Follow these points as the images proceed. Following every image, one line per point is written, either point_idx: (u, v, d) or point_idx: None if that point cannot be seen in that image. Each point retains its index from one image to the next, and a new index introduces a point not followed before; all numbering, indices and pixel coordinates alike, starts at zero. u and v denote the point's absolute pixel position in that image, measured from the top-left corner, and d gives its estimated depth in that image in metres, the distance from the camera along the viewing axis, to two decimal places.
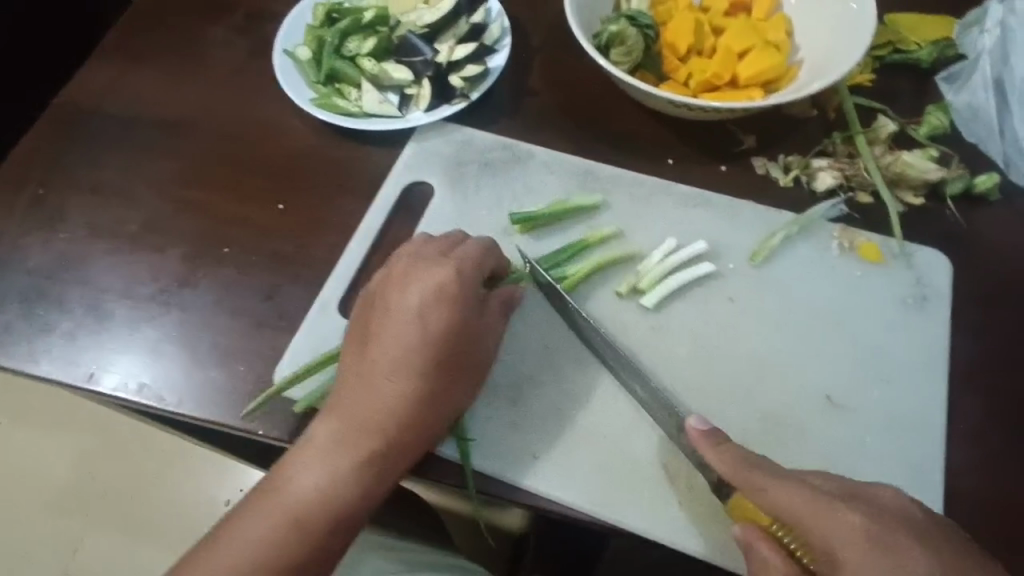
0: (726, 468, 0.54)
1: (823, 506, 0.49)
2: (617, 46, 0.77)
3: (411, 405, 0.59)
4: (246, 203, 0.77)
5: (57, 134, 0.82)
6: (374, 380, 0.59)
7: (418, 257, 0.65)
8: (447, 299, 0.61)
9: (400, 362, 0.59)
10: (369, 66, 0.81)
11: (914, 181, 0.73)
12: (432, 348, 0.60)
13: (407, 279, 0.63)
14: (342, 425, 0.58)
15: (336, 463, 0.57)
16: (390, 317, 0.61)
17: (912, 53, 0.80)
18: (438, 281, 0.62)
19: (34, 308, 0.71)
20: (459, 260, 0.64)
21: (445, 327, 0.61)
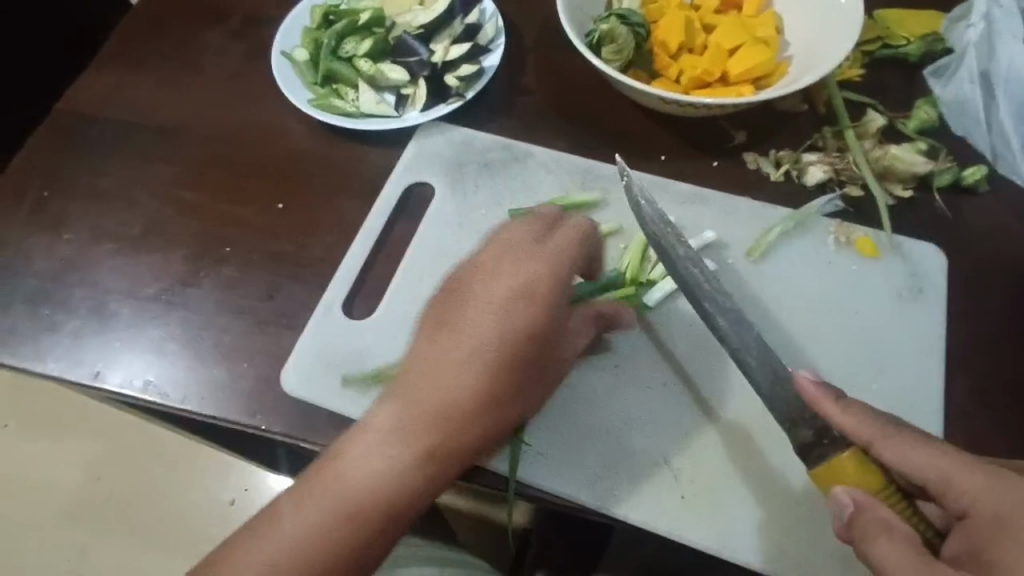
0: (854, 425, 0.48)
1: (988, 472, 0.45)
2: (608, 44, 0.78)
3: (488, 406, 0.56)
4: (246, 203, 0.79)
5: (61, 138, 0.83)
6: (454, 372, 0.56)
7: (509, 250, 0.62)
8: (540, 298, 0.59)
9: (487, 358, 0.57)
10: (365, 67, 0.82)
11: (902, 174, 0.74)
12: (519, 348, 0.57)
13: (496, 273, 0.60)
14: (414, 414, 0.55)
15: (402, 454, 0.54)
16: (477, 307, 0.59)
17: (900, 48, 0.81)
18: (533, 278, 0.59)
19: (40, 309, 0.72)
20: (554, 259, 0.61)
21: (535, 325, 0.58)
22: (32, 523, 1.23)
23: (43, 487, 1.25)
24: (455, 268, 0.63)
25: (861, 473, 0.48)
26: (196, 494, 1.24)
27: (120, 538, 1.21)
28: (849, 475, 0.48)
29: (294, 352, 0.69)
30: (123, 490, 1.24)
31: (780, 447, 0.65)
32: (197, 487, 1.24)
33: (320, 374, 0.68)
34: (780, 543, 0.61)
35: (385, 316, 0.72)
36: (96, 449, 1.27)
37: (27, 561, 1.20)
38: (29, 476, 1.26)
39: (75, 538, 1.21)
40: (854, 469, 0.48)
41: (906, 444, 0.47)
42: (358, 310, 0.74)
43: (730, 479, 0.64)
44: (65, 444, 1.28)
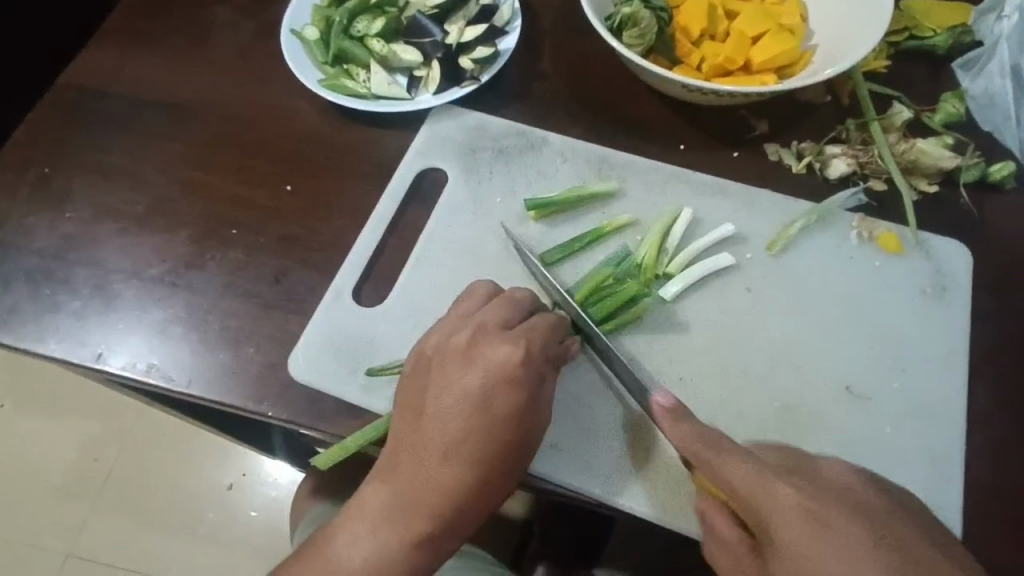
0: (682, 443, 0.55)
1: (765, 479, 0.50)
2: (630, 27, 0.75)
3: (463, 493, 0.56)
4: (254, 184, 0.77)
5: (63, 113, 0.81)
6: (428, 460, 0.57)
7: (480, 331, 0.60)
8: (514, 382, 0.57)
9: (456, 445, 0.56)
10: (377, 46, 0.79)
11: (927, 168, 0.72)
12: (494, 434, 0.56)
13: (468, 357, 0.59)
14: (393, 500, 0.57)
15: (381, 537, 0.56)
16: (448, 397, 0.58)
17: (928, 39, 0.79)
18: (504, 361, 0.58)
19: (41, 288, 0.71)
20: (527, 339, 0.59)
21: (509, 414, 0.57)
22: (29, 503, 1.22)
23: (38, 468, 1.24)
24: (425, 340, 0.62)
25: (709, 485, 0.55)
26: (193, 478, 1.24)
27: (117, 521, 1.21)
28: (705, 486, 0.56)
29: (303, 338, 0.67)
30: (119, 472, 1.24)
31: None
32: (194, 471, 1.25)
33: (329, 363, 0.67)
34: None
35: (396, 302, 0.71)
36: (92, 430, 1.27)
37: (25, 543, 1.19)
38: (26, 456, 1.25)
39: (74, 520, 1.21)
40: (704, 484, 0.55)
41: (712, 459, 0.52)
42: (368, 297, 0.72)
43: None
44: (61, 425, 1.27)
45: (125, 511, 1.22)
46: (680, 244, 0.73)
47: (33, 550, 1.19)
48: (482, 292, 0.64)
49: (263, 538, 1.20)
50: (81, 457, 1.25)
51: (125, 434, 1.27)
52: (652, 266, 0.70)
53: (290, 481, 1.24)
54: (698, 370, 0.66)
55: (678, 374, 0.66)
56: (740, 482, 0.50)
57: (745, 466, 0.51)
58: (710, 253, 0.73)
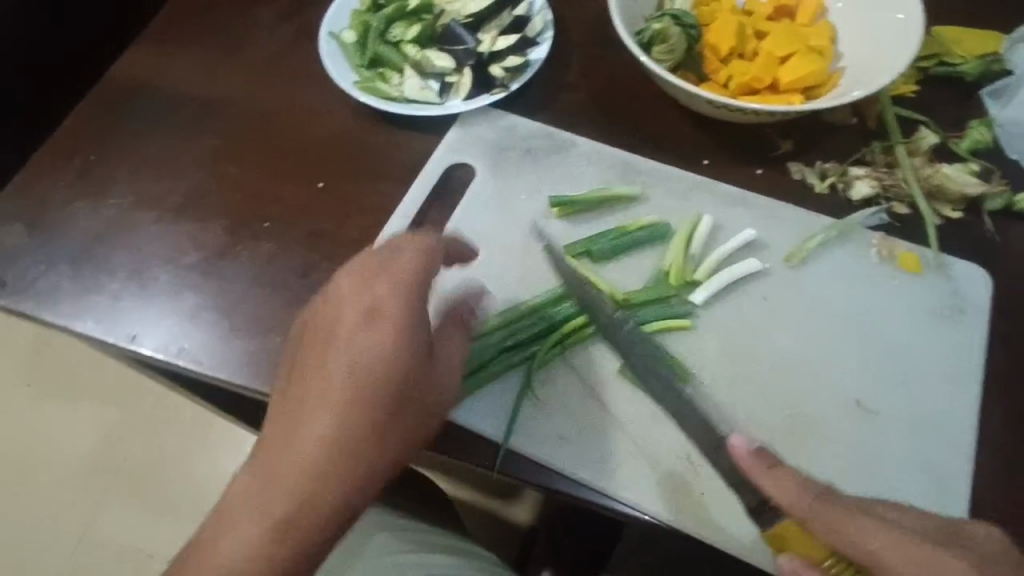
0: (784, 496, 0.51)
1: (913, 552, 0.48)
2: (659, 43, 0.77)
3: (337, 451, 0.52)
4: (287, 180, 0.79)
5: (109, 105, 0.84)
6: (302, 419, 0.53)
7: (345, 279, 0.57)
8: (381, 321, 0.54)
9: (327, 396, 0.53)
10: (411, 52, 0.83)
11: (952, 195, 0.72)
12: (361, 377, 0.53)
13: (335, 306, 0.56)
14: (261, 478, 0.52)
15: (256, 516, 0.51)
16: (316, 351, 0.55)
17: (957, 66, 0.80)
18: (367, 303, 0.55)
19: (81, 271, 0.74)
20: (394, 275, 0.56)
21: (379, 348, 0.54)
22: (52, 479, 1.26)
23: (62, 445, 1.28)
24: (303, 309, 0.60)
25: (807, 544, 0.55)
26: (208, 464, 1.27)
27: (135, 500, 1.25)
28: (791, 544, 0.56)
29: None
30: (138, 454, 1.28)
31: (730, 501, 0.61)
32: (210, 457, 1.28)
33: None
34: None
35: None
36: (114, 412, 1.31)
37: (46, 517, 1.23)
38: (51, 434, 1.29)
39: (90, 501, 1.25)
40: (797, 538, 0.56)
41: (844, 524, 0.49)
42: None
43: None
44: (85, 405, 1.31)
45: (143, 492, 1.25)
46: (702, 252, 0.74)
47: (51, 528, 1.23)
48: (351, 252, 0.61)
49: None
50: (102, 438, 1.29)
51: (146, 418, 1.31)
52: (677, 270, 0.71)
53: None
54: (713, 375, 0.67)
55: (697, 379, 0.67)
56: (892, 551, 0.48)
57: (888, 533, 0.49)
58: (734, 259, 0.73)
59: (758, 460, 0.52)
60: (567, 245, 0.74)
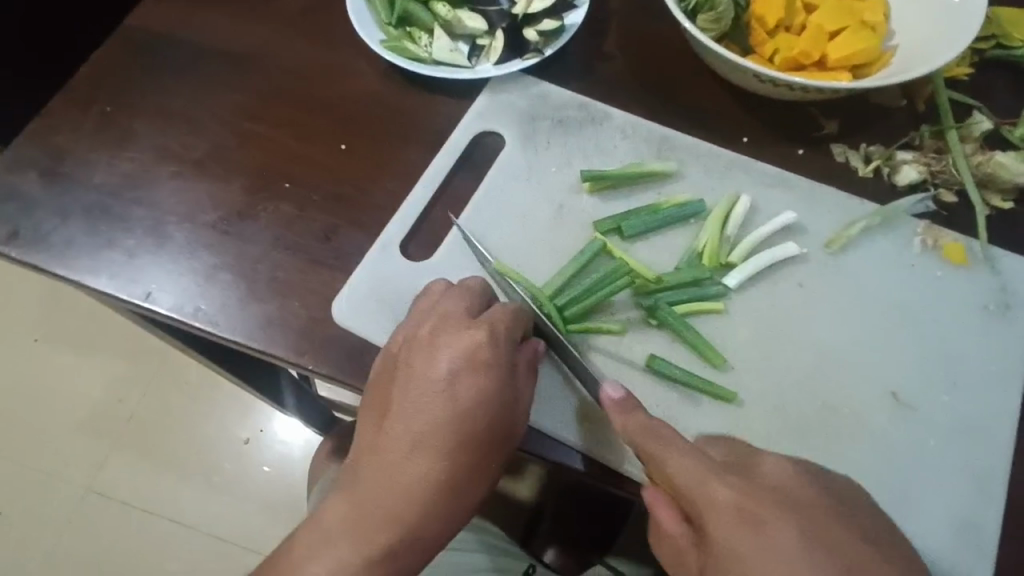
0: (627, 431, 0.54)
1: (702, 473, 0.50)
2: (706, 11, 0.74)
3: (434, 489, 0.57)
4: (310, 140, 0.76)
5: (128, 53, 0.81)
6: (398, 454, 0.57)
7: (444, 320, 0.60)
8: (482, 368, 0.58)
9: (426, 438, 0.57)
10: (443, 11, 0.78)
11: (1004, 184, 0.69)
12: (463, 422, 0.57)
13: (433, 347, 0.59)
14: (360, 509, 0.57)
15: (355, 541, 0.56)
16: (414, 390, 0.58)
17: (1015, 50, 0.76)
18: (470, 348, 0.59)
19: (97, 224, 0.72)
20: (493, 322, 0.60)
21: (479, 399, 0.58)
22: (59, 433, 1.26)
23: (69, 401, 1.28)
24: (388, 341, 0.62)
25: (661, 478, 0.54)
26: (213, 426, 1.27)
27: (140, 458, 1.25)
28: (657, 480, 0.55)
29: (344, 291, 0.68)
30: (144, 413, 1.27)
31: None
32: (216, 420, 1.27)
33: (372, 317, 0.67)
34: None
35: (442, 265, 0.70)
36: (120, 370, 1.30)
37: (53, 471, 1.24)
38: (59, 388, 1.29)
39: (96, 457, 1.25)
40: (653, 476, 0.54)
41: (664, 450, 0.52)
42: (415, 253, 0.73)
43: None
44: (91, 361, 1.30)
45: (147, 450, 1.25)
46: (738, 234, 0.71)
47: (57, 481, 1.23)
48: (437, 289, 0.63)
49: (276, 492, 1.23)
50: (107, 395, 1.28)
51: (152, 377, 1.30)
52: (710, 252, 0.69)
53: (304, 442, 1.26)
54: (746, 361, 0.65)
55: (729, 364, 0.65)
56: (682, 474, 0.50)
57: (693, 459, 0.51)
58: (770, 242, 0.71)
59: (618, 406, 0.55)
60: (597, 223, 0.71)
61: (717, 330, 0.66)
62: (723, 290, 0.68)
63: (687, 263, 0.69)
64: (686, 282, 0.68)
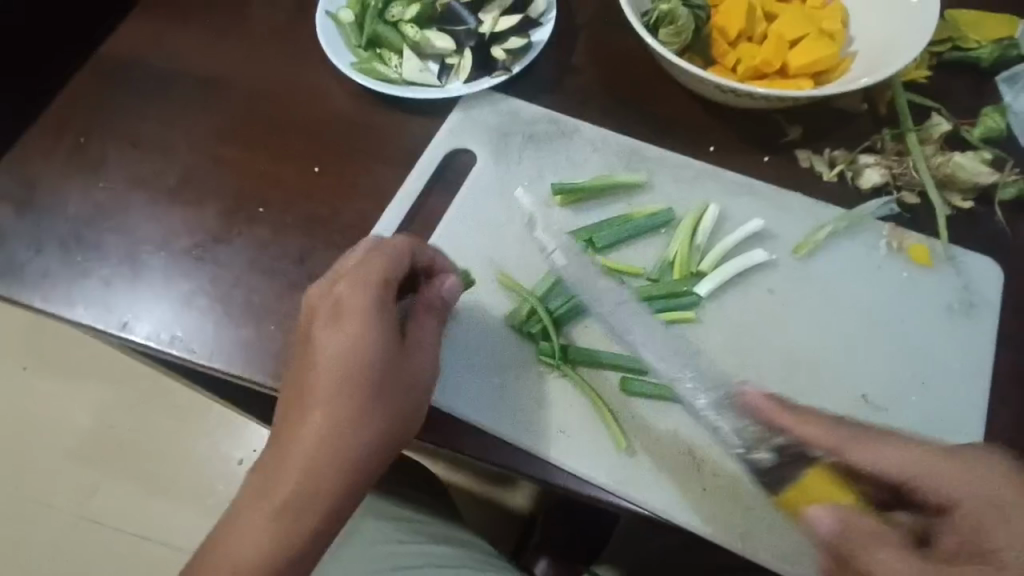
0: (813, 434, 0.53)
1: (927, 455, 0.51)
2: (667, 25, 0.75)
3: (326, 439, 0.54)
4: (284, 163, 0.77)
5: (101, 82, 0.82)
6: (289, 410, 0.55)
7: (327, 279, 0.58)
8: (348, 311, 0.55)
9: (306, 390, 0.54)
10: (411, 33, 0.79)
11: (964, 183, 0.70)
12: (336, 367, 0.54)
13: (311, 303, 0.57)
14: (264, 475, 0.55)
15: (263, 509, 0.54)
16: (297, 348, 0.56)
17: (972, 51, 0.77)
18: (338, 295, 0.56)
19: (72, 254, 0.72)
20: (362, 268, 0.57)
21: (349, 341, 0.54)
22: (48, 462, 1.25)
23: (58, 428, 1.27)
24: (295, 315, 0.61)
25: (828, 491, 0.52)
26: (204, 448, 1.26)
27: (131, 483, 1.24)
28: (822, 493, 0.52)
29: None
30: (133, 438, 1.27)
31: (739, 501, 0.62)
32: (206, 442, 1.27)
33: None
34: (793, 539, 0.61)
35: None
36: (108, 396, 1.30)
37: (42, 500, 1.23)
38: (46, 417, 1.28)
39: (86, 485, 1.24)
40: (824, 484, 0.52)
41: (878, 444, 0.51)
42: None
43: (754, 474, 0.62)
44: (78, 388, 1.30)
45: (138, 475, 1.25)
46: (708, 242, 0.72)
47: (47, 511, 1.23)
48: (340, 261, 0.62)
49: None
50: (96, 421, 1.28)
51: (140, 401, 1.30)
52: (682, 262, 0.70)
53: None
54: (716, 369, 0.66)
55: (701, 372, 0.66)
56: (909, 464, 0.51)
57: (907, 448, 0.51)
58: (739, 250, 0.72)
59: (779, 403, 0.56)
60: (572, 233, 0.73)
61: (690, 338, 0.68)
62: (696, 297, 0.69)
63: (659, 272, 0.71)
64: (661, 293, 0.69)
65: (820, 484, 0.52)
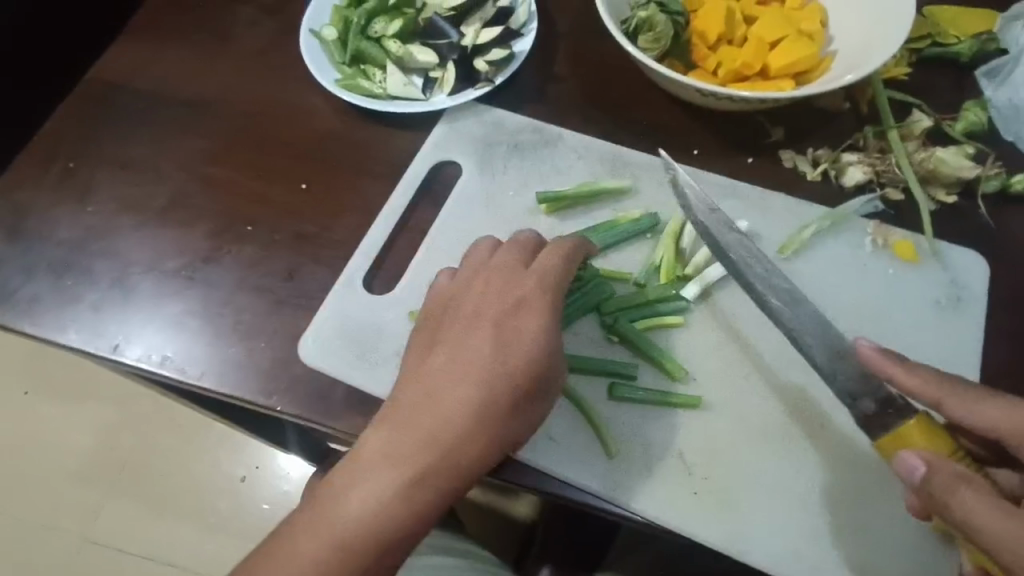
0: (920, 386, 0.52)
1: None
2: (645, 32, 0.76)
3: (483, 417, 0.55)
4: (270, 182, 0.78)
5: (89, 108, 0.83)
6: (444, 382, 0.56)
7: (499, 268, 0.62)
8: (528, 305, 0.59)
9: (472, 369, 0.56)
10: (394, 47, 0.80)
11: (947, 179, 0.71)
12: (508, 356, 0.57)
13: (485, 288, 0.61)
14: (403, 436, 0.54)
15: (397, 466, 0.53)
16: (464, 328, 0.59)
17: (951, 46, 0.78)
18: (522, 291, 0.60)
19: (63, 279, 0.72)
20: (546, 266, 0.62)
21: (532, 334, 0.58)
22: (50, 486, 1.26)
23: (59, 452, 1.28)
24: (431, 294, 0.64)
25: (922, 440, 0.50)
26: (205, 466, 1.26)
27: (133, 504, 1.24)
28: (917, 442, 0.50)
29: (310, 328, 0.69)
30: (134, 459, 1.27)
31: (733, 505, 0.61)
32: (207, 461, 1.27)
33: (339, 353, 0.68)
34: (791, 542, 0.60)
35: (405, 299, 0.72)
36: (109, 417, 1.30)
37: (44, 524, 1.23)
38: (47, 441, 1.28)
39: (88, 507, 1.24)
40: (920, 434, 0.51)
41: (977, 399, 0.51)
42: (379, 286, 0.74)
43: (746, 478, 0.62)
44: (79, 411, 1.30)
45: (140, 495, 1.25)
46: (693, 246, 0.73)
47: (49, 535, 1.23)
48: (487, 244, 0.66)
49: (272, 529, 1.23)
50: (97, 443, 1.28)
51: (141, 422, 1.30)
52: (668, 266, 0.71)
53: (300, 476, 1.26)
54: (703, 372, 0.66)
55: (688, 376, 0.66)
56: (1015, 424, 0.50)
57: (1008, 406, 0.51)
58: None
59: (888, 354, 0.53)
60: None
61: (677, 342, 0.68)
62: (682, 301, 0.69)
63: (645, 277, 0.71)
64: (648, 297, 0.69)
65: (915, 433, 0.51)
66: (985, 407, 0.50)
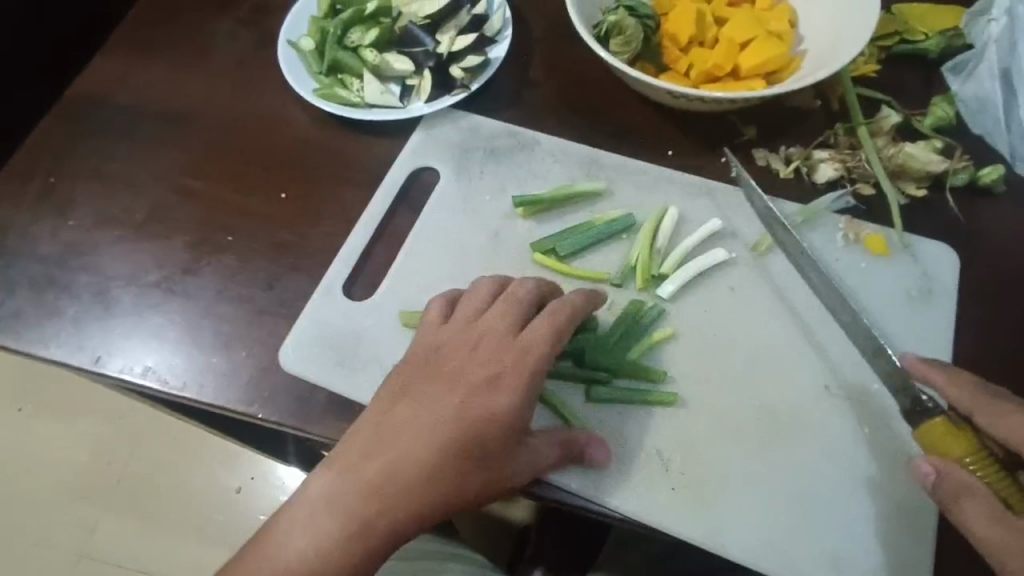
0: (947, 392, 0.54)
1: None
2: (616, 35, 0.77)
3: (431, 481, 0.55)
4: (250, 192, 0.78)
5: (70, 123, 0.83)
6: (405, 439, 0.56)
7: (494, 328, 0.62)
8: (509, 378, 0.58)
9: (436, 432, 0.56)
10: (370, 56, 0.81)
11: (917, 173, 0.72)
12: (474, 426, 0.56)
13: (474, 347, 0.61)
14: (349, 484, 0.55)
15: (335, 514, 0.54)
16: (444, 389, 0.59)
17: (919, 43, 0.79)
18: (506, 360, 0.59)
19: (45, 294, 0.73)
20: (539, 334, 0.60)
21: (505, 409, 0.57)
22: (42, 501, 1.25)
23: (51, 467, 1.28)
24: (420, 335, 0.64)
25: (947, 442, 0.52)
26: (197, 478, 1.27)
27: (125, 517, 1.24)
28: (942, 445, 0.52)
29: (290, 336, 0.69)
30: (126, 472, 1.27)
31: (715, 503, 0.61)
32: (199, 472, 1.27)
33: (319, 360, 0.68)
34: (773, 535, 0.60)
35: (385, 305, 0.72)
36: (100, 432, 1.30)
37: (38, 540, 1.23)
38: (38, 457, 1.28)
39: (80, 522, 1.24)
40: (944, 432, 0.52)
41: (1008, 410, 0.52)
42: (359, 293, 0.74)
43: (723, 476, 0.62)
44: (70, 426, 1.30)
45: (132, 509, 1.25)
46: (668, 245, 0.73)
47: (42, 551, 1.22)
48: (485, 286, 0.66)
49: None
50: (88, 458, 1.28)
51: (133, 435, 1.30)
52: (645, 266, 0.71)
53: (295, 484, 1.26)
54: (680, 370, 0.67)
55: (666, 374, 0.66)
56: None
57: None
58: (699, 251, 0.73)
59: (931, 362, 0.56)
60: (534, 244, 0.73)
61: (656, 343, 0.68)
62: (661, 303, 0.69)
63: (622, 278, 0.72)
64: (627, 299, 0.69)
65: (941, 433, 0.52)
66: (1014, 418, 0.51)
